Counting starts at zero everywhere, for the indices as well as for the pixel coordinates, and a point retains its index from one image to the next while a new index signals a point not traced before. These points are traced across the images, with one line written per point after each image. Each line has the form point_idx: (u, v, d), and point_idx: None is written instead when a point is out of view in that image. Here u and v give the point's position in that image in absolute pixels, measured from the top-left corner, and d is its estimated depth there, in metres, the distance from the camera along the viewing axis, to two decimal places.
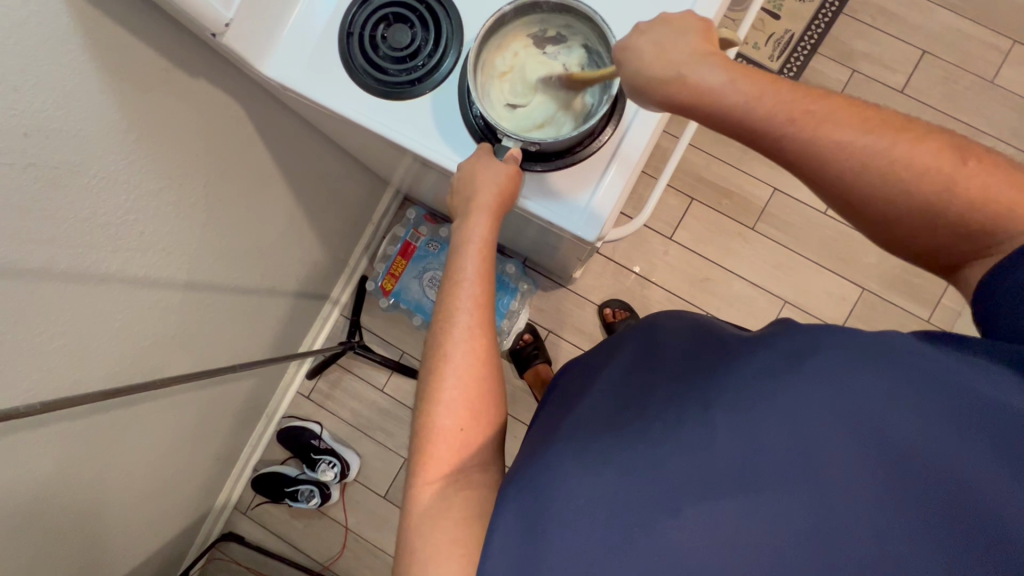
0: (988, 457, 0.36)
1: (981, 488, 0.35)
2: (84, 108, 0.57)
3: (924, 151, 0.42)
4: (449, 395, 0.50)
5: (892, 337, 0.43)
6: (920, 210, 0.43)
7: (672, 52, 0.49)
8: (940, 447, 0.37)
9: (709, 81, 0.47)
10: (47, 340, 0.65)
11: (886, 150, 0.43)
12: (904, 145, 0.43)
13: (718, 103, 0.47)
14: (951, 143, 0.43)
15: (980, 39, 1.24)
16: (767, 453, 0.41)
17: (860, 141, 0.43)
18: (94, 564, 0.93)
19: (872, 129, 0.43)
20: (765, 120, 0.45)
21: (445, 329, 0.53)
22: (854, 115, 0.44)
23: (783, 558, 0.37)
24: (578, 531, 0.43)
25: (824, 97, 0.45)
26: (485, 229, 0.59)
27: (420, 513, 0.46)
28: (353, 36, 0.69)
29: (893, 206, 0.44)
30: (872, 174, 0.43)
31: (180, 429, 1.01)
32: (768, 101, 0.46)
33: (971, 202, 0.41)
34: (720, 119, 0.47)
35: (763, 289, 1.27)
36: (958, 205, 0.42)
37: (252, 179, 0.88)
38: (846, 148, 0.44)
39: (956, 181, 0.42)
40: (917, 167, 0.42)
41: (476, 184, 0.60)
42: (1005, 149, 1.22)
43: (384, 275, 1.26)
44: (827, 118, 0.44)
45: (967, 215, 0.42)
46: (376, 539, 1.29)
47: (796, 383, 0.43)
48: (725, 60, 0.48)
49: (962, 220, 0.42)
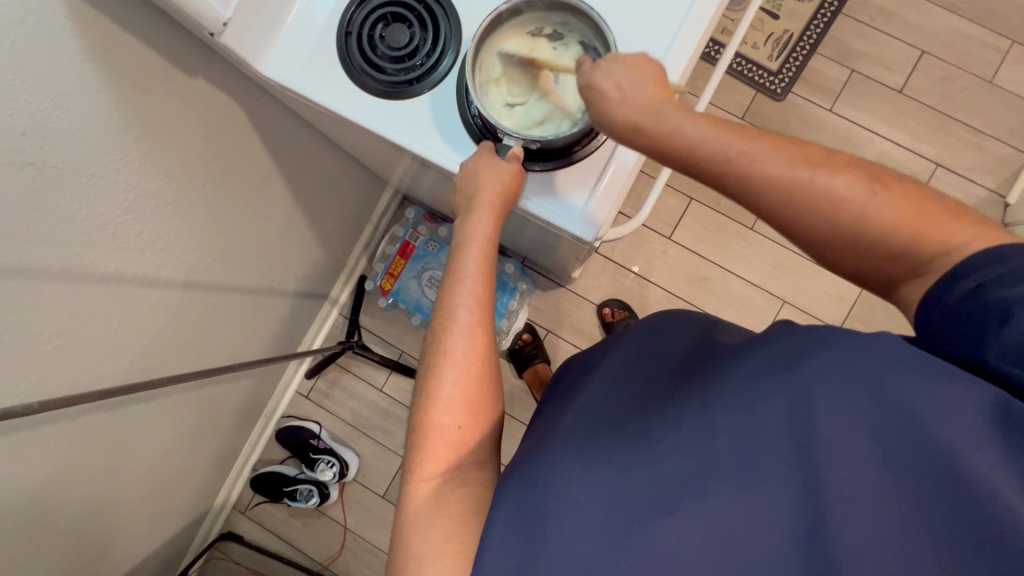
0: (992, 457, 0.35)
1: (984, 487, 0.34)
2: (82, 107, 0.57)
3: (843, 182, 0.43)
4: (447, 392, 0.50)
5: (892, 335, 0.42)
6: (849, 238, 0.44)
7: (631, 96, 0.50)
8: (943, 445, 0.36)
9: (667, 129, 0.48)
10: (46, 339, 0.65)
11: (811, 182, 0.44)
12: (827, 177, 0.44)
13: (676, 145, 0.48)
14: (867, 171, 0.44)
15: (980, 39, 1.24)
16: (765, 452, 0.41)
17: (786, 174, 0.45)
18: (92, 564, 0.93)
19: (797, 164, 0.45)
20: (705, 154, 0.47)
21: (445, 326, 0.53)
22: (782, 148, 0.46)
23: (781, 558, 0.38)
24: (575, 531, 0.43)
25: (758, 136, 0.46)
26: (487, 225, 0.58)
27: (416, 510, 0.46)
28: (351, 36, 0.69)
29: (825, 233, 0.45)
30: (801, 205, 0.44)
31: (179, 429, 1.01)
32: (706, 138, 0.47)
33: (895, 228, 0.42)
34: (676, 161, 0.49)
35: (762, 289, 1.27)
36: (881, 230, 0.43)
37: (251, 178, 0.88)
38: (775, 181, 0.45)
39: (875, 210, 0.43)
40: (840, 196, 0.43)
41: (479, 182, 0.59)
42: (1004, 149, 1.22)
43: (384, 275, 1.27)
44: (758, 153, 0.45)
45: (891, 242, 0.43)
46: (375, 538, 1.29)
47: (795, 380, 0.43)
48: (678, 105, 0.49)
49: (891, 247, 0.43)
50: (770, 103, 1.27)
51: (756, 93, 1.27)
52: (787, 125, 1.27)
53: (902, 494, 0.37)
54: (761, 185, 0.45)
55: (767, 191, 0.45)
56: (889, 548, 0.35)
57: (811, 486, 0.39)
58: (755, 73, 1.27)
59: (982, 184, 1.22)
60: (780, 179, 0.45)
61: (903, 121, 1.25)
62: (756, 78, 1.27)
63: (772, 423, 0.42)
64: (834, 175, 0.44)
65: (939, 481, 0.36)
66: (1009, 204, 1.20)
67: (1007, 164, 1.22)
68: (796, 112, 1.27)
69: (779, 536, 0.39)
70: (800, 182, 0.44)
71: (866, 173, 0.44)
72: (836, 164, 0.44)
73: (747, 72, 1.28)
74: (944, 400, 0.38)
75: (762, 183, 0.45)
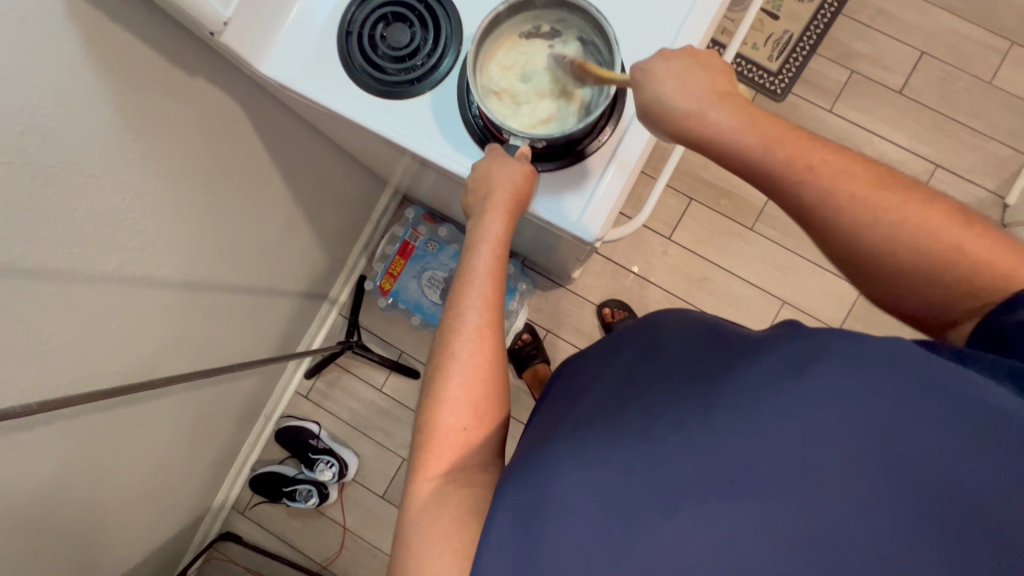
0: (991, 463, 0.36)
1: (982, 494, 0.35)
2: (81, 105, 0.57)
3: (930, 214, 0.45)
4: (453, 393, 0.50)
5: (902, 340, 0.42)
6: (927, 265, 0.45)
7: (691, 87, 0.51)
8: (944, 451, 0.37)
9: (722, 125, 0.49)
10: (44, 339, 0.65)
11: (894, 208, 0.45)
12: (910, 205, 0.45)
13: (723, 143, 0.50)
14: (950, 206, 0.46)
15: (979, 40, 1.24)
16: (769, 452, 0.41)
17: (872, 196, 0.46)
18: (90, 564, 0.92)
19: (880, 186, 0.46)
20: (784, 167, 0.48)
21: (455, 327, 0.53)
22: (869, 173, 0.47)
23: (785, 556, 0.37)
24: (577, 531, 0.43)
25: (838, 154, 0.48)
26: (500, 227, 0.58)
27: (418, 509, 0.46)
28: (352, 35, 0.69)
29: (900, 258, 0.46)
30: (883, 228, 0.46)
31: (178, 429, 1.01)
32: (781, 148, 0.48)
33: (976, 260, 0.44)
34: (724, 156, 0.50)
35: (762, 289, 1.27)
36: (965, 263, 0.44)
37: (250, 178, 0.88)
38: (858, 202, 0.46)
39: (964, 243, 0.44)
40: (926, 226, 0.45)
41: (491, 183, 0.59)
42: (1004, 150, 1.22)
43: (384, 275, 1.26)
44: (839, 171, 0.47)
45: (972, 273, 0.44)
46: (374, 538, 1.29)
47: (802, 382, 0.43)
48: (739, 104, 0.50)
49: (965, 277, 0.44)
50: (770, 104, 1.27)
51: (756, 94, 1.27)
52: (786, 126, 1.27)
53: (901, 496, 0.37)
54: (845, 203, 0.46)
55: (850, 209, 0.46)
56: (888, 550, 0.36)
57: (813, 488, 0.39)
58: (755, 73, 1.27)
59: (981, 185, 1.22)
60: (863, 198, 0.46)
61: (903, 122, 1.25)
62: (756, 79, 1.27)
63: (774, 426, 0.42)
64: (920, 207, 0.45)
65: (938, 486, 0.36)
66: (1008, 205, 1.20)
67: (1006, 165, 1.22)
68: (796, 112, 1.27)
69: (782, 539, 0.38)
70: (883, 206, 0.46)
71: (948, 210, 0.45)
72: (919, 197, 0.46)
73: (747, 72, 1.28)
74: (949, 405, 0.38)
75: (845, 200, 0.46)
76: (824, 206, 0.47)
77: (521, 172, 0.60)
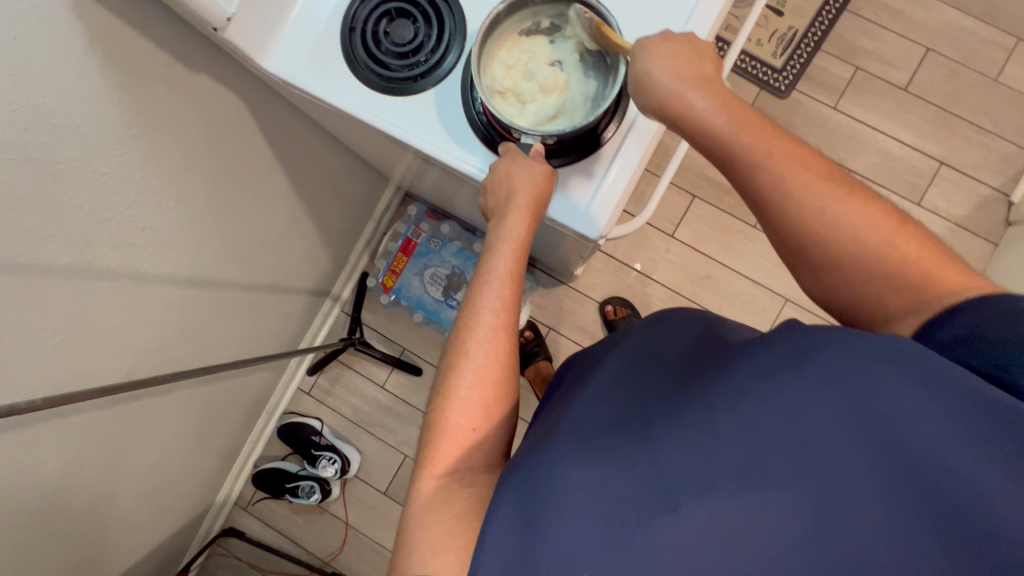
0: (999, 469, 0.35)
1: (989, 498, 0.34)
2: (85, 102, 0.57)
3: (869, 213, 0.46)
4: (465, 393, 0.50)
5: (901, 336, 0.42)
6: (862, 260, 0.47)
7: (680, 68, 0.51)
8: (950, 453, 0.37)
9: (701, 105, 0.50)
10: (48, 335, 0.65)
11: (840, 202, 0.47)
12: (854, 201, 0.47)
13: (696, 122, 0.50)
14: (889, 208, 0.47)
15: (986, 37, 1.23)
16: (769, 450, 0.41)
17: (820, 188, 0.47)
18: (94, 559, 0.93)
19: (828, 180, 0.47)
20: (748, 151, 0.49)
21: (468, 327, 0.53)
22: (821, 169, 0.48)
23: (779, 554, 0.37)
24: (577, 526, 0.42)
25: (796, 148, 0.49)
26: (523, 228, 0.58)
27: (423, 507, 0.46)
28: (355, 31, 0.68)
29: (842, 250, 0.47)
30: (827, 220, 0.47)
31: (181, 425, 1.01)
32: (751, 134, 0.49)
33: (906, 259, 0.46)
34: (696, 135, 0.51)
35: (764, 287, 1.26)
36: (895, 260, 0.46)
37: (253, 175, 0.88)
38: (803, 191, 0.47)
39: (895, 241, 0.46)
40: (863, 223, 0.46)
41: (513, 185, 0.59)
42: (1009, 147, 1.22)
43: (386, 271, 1.27)
44: (790, 161, 0.48)
45: (903, 271, 0.46)
46: (376, 535, 1.29)
47: (805, 381, 0.43)
48: (720, 89, 0.51)
49: (898, 274, 0.46)
50: (774, 101, 1.26)
51: (760, 91, 1.27)
52: (790, 123, 1.26)
53: (902, 498, 0.37)
54: (789, 191, 0.48)
55: (793, 198, 0.48)
56: (885, 550, 0.35)
57: (817, 487, 0.39)
58: (759, 70, 1.27)
59: (986, 183, 1.22)
60: (808, 188, 0.47)
61: (908, 119, 1.25)
62: (760, 76, 1.27)
63: (776, 423, 0.42)
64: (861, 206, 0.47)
65: (941, 489, 0.36)
66: (1013, 203, 1.19)
67: (1011, 163, 1.21)
68: (800, 110, 1.26)
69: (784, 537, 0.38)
70: (827, 199, 0.47)
71: (889, 214, 0.47)
72: (863, 197, 0.47)
73: (751, 69, 1.27)
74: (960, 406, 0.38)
75: (788, 188, 0.48)
76: (771, 193, 0.48)
77: (540, 173, 0.60)
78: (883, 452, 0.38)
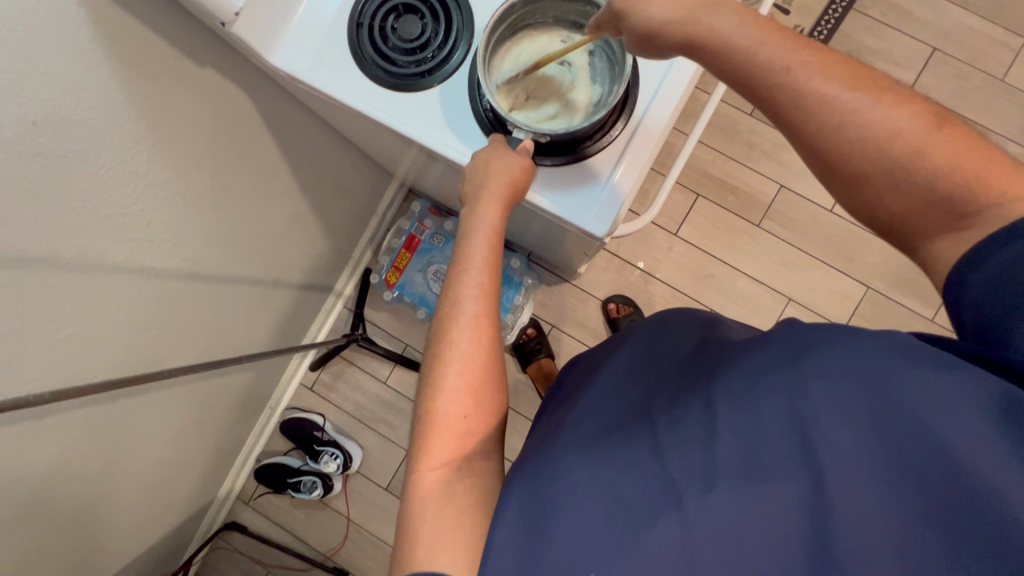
0: (990, 445, 0.36)
1: (982, 476, 0.35)
2: (91, 96, 0.57)
3: (902, 114, 0.42)
4: (451, 381, 0.50)
5: (903, 332, 0.43)
6: (893, 171, 0.42)
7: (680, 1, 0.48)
8: (940, 439, 0.37)
9: (719, 31, 0.46)
10: (54, 329, 0.65)
11: (868, 108, 0.42)
12: (888, 106, 0.42)
13: (718, 49, 0.47)
14: (929, 109, 0.43)
15: (992, 37, 1.23)
16: (767, 448, 0.42)
17: (845, 95, 0.43)
18: (96, 552, 0.93)
19: (851, 86, 0.43)
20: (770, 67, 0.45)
21: (450, 316, 0.53)
22: (852, 74, 0.44)
23: (789, 551, 0.38)
24: (584, 522, 0.42)
25: (811, 51, 0.45)
26: (495, 215, 0.58)
27: (423, 499, 0.45)
28: (363, 27, 0.68)
29: (872, 162, 0.43)
30: (850, 130, 0.43)
31: (183, 418, 1.01)
32: (773, 53, 0.45)
33: (943, 166, 0.41)
34: (720, 64, 0.47)
35: (768, 286, 1.26)
36: (927, 169, 0.41)
37: (258, 169, 0.88)
38: (826, 101, 0.43)
39: (931, 146, 0.41)
40: (893, 129, 0.42)
41: (488, 174, 0.59)
42: (1014, 149, 1.22)
43: (389, 268, 1.26)
44: (812, 67, 0.44)
45: (939, 180, 0.41)
46: (377, 530, 1.30)
47: (793, 378, 0.43)
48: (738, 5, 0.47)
49: (934, 187, 0.41)
50: None
51: None
52: None
53: (898, 485, 0.37)
54: (811, 101, 0.43)
55: (818, 107, 0.43)
56: (883, 542, 0.36)
57: (814, 482, 0.39)
58: None
59: None
60: (832, 97, 0.43)
61: None
62: None
63: (772, 420, 0.43)
64: (891, 109, 0.42)
65: (936, 471, 0.37)
66: None
67: None
68: None
69: (785, 535, 0.39)
70: (852, 106, 0.43)
71: (925, 113, 0.42)
72: (893, 98, 0.43)
73: None
74: (944, 392, 0.38)
75: (810, 98, 0.43)
76: (792, 104, 0.44)
77: (518, 166, 0.60)
78: (876, 441, 0.39)
